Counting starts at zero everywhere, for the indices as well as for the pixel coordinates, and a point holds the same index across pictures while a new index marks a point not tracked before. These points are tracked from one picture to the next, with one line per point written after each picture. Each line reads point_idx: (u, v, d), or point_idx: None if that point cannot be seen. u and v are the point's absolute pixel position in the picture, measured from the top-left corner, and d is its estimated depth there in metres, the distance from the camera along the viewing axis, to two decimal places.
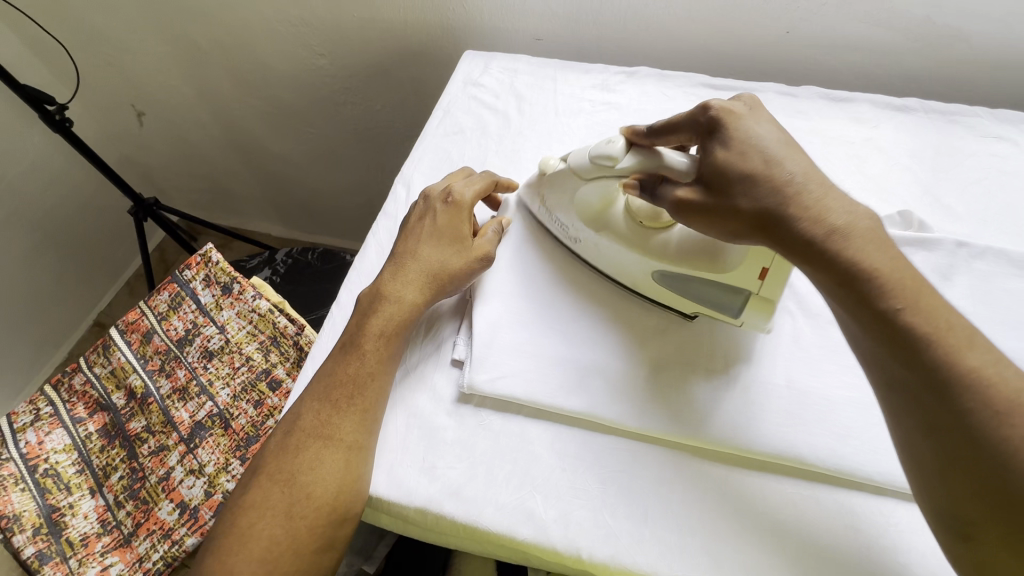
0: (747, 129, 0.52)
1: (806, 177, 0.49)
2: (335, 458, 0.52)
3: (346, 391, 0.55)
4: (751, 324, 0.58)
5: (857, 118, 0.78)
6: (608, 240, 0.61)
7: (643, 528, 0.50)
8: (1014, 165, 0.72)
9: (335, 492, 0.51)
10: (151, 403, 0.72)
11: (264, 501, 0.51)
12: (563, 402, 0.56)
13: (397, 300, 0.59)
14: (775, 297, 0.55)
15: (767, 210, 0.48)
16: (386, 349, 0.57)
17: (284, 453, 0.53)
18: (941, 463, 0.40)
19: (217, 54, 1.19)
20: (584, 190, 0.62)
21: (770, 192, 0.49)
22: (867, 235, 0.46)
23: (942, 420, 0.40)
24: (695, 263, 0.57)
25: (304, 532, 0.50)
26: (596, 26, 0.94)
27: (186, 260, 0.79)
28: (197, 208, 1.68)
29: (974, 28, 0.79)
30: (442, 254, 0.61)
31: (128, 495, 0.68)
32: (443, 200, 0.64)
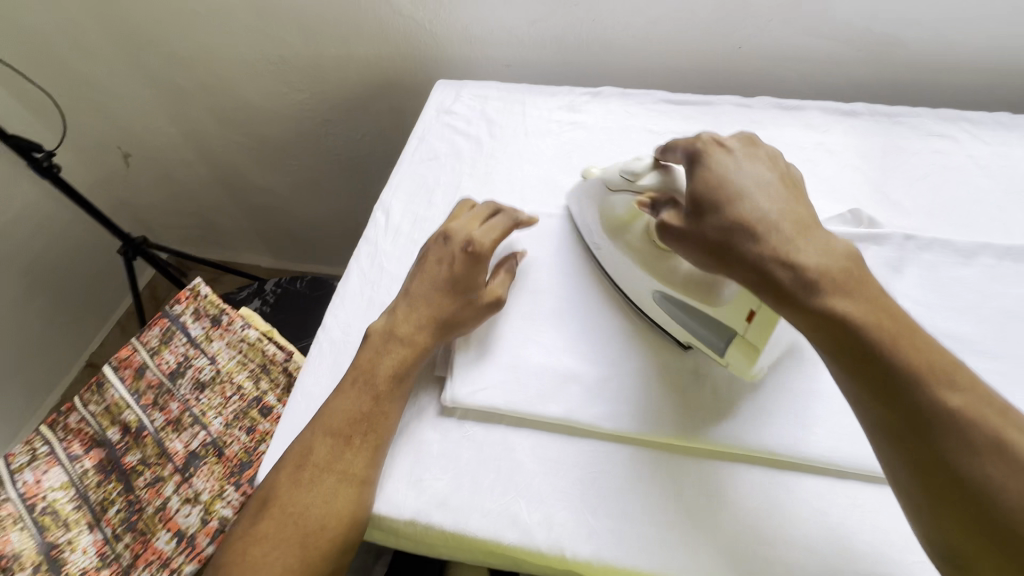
0: (735, 166, 0.53)
1: (778, 216, 0.49)
2: (348, 493, 0.54)
3: (358, 428, 0.56)
4: (736, 366, 0.57)
5: (809, 124, 0.83)
6: (621, 254, 0.63)
7: (624, 524, 0.53)
8: (956, 161, 0.77)
9: (346, 525, 0.53)
10: (147, 435, 0.73)
11: (278, 531, 0.53)
12: (542, 409, 0.58)
13: (409, 341, 0.60)
14: (761, 345, 0.54)
15: (732, 241, 0.49)
16: (397, 389, 0.59)
17: (296, 486, 0.54)
18: (932, 500, 0.41)
19: (200, 95, 1.23)
20: (613, 200, 0.65)
21: (732, 224, 0.49)
22: (840, 277, 0.46)
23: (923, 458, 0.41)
24: (690, 293, 0.57)
25: (316, 560, 0.52)
26: (561, 51, 0.99)
27: (176, 295, 0.81)
28: (186, 244, 1.71)
29: (911, 34, 0.84)
30: (454, 303, 0.62)
31: (127, 527, 0.70)
32: (463, 247, 0.64)
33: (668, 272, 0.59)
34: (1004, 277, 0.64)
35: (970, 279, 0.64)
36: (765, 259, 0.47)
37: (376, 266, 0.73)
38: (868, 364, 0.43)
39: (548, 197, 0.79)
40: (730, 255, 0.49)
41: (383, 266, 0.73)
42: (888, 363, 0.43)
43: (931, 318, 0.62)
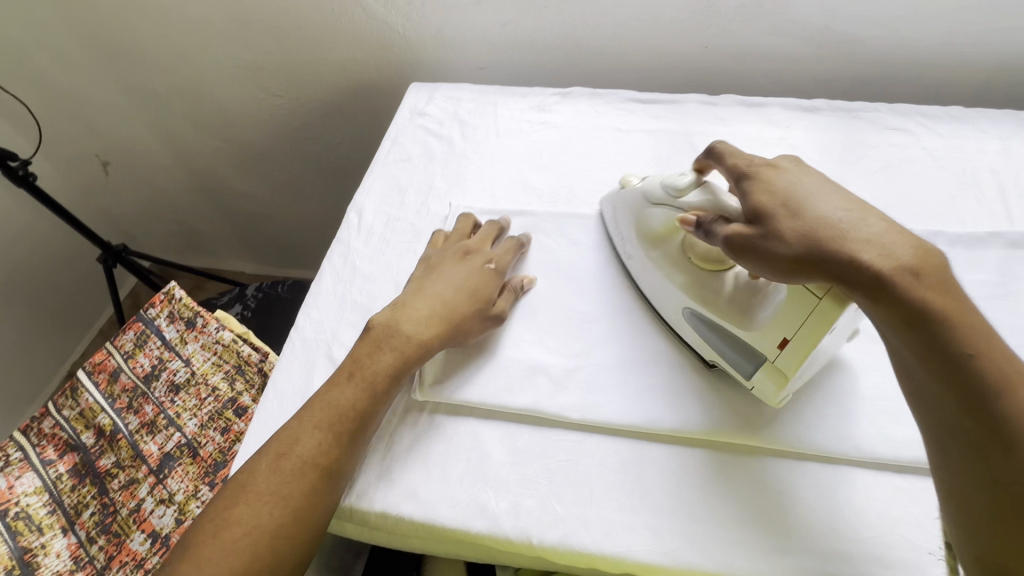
0: (792, 178, 0.52)
1: (852, 217, 0.47)
2: (327, 488, 0.53)
3: (347, 424, 0.55)
4: (761, 390, 0.56)
5: (771, 121, 0.85)
6: (654, 264, 0.63)
7: (588, 509, 0.54)
8: (911, 153, 0.79)
9: (318, 521, 0.52)
10: (121, 438, 0.74)
11: (253, 518, 0.50)
12: (509, 400, 0.60)
13: (411, 341, 0.59)
14: (790, 373, 0.53)
15: (816, 246, 0.46)
16: (392, 390, 0.58)
17: (276, 474, 0.52)
18: (994, 506, 0.40)
19: (178, 101, 1.24)
20: (651, 212, 0.64)
21: (806, 228, 0.47)
22: (930, 271, 0.43)
23: (997, 464, 0.39)
24: (724, 313, 0.57)
25: (284, 553, 0.49)
26: (533, 53, 1.01)
27: (150, 299, 0.82)
28: (168, 252, 1.69)
29: (868, 32, 0.87)
30: (467, 307, 0.62)
31: (100, 530, 0.70)
32: (487, 264, 0.66)
33: (703, 290, 0.58)
34: (957, 263, 0.66)
35: None
36: (852, 260, 0.44)
37: (349, 266, 0.74)
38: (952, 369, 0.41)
39: (518, 195, 0.80)
40: (809, 258, 0.46)
41: (356, 265, 0.74)
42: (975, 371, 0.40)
43: None
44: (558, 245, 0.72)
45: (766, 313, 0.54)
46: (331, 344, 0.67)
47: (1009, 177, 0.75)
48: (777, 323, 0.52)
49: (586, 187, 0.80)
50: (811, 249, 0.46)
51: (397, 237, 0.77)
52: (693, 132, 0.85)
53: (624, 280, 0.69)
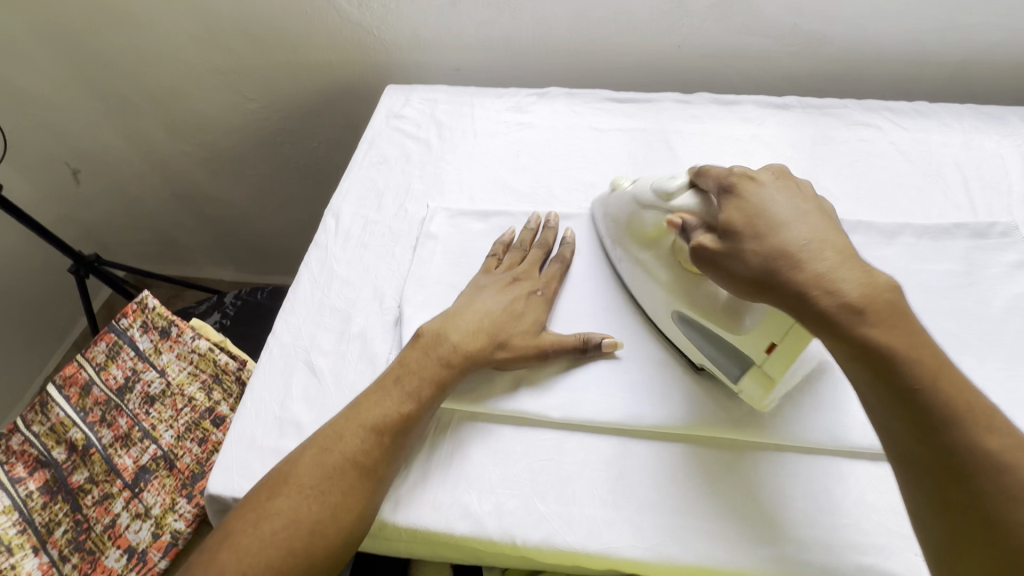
0: (764, 196, 0.53)
1: (813, 242, 0.48)
2: (366, 488, 0.52)
3: (391, 425, 0.54)
4: (749, 394, 0.56)
5: (744, 118, 0.86)
6: (643, 267, 0.63)
7: (571, 508, 0.54)
8: (879, 148, 0.81)
9: (355, 519, 0.51)
10: (94, 452, 0.72)
11: (293, 511, 0.50)
12: (490, 402, 0.60)
13: (460, 353, 0.59)
14: (775, 375, 0.54)
15: (773, 270, 0.48)
16: (438, 398, 0.57)
17: (320, 469, 0.52)
18: (946, 532, 0.40)
19: (150, 106, 1.21)
20: (642, 214, 0.64)
21: (764, 250, 0.49)
22: (882, 307, 0.44)
23: (944, 487, 0.40)
24: (710, 316, 0.56)
25: (319, 551, 0.49)
26: (509, 54, 1.01)
27: (123, 309, 0.80)
28: (143, 260, 1.63)
29: (835, 30, 0.89)
30: (516, 326, 0.62)
31: (74, 548, 0.68)
32: (534, 291, 0.65)
33: (690, 293, 0.58)
34: (924, 254, 0.68)
35: (893, 257, 0.68)
36: (802, 287, 0.46)
37: (326, 271, 0.74)
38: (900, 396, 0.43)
39: (497, 196, 0.80)
40: (765, 281, 0.48)
41: (334, 270, 0.74)
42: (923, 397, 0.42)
43: None
44: None
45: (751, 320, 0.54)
46: (309, 351, 0.66)
47: (972, 169, 0.77)
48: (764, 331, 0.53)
49: (564, 186, 0.80)
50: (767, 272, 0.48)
51: (375, 241, 0.76)
52: (668, 130, 0.86)
53: (603, 277, 0.69)
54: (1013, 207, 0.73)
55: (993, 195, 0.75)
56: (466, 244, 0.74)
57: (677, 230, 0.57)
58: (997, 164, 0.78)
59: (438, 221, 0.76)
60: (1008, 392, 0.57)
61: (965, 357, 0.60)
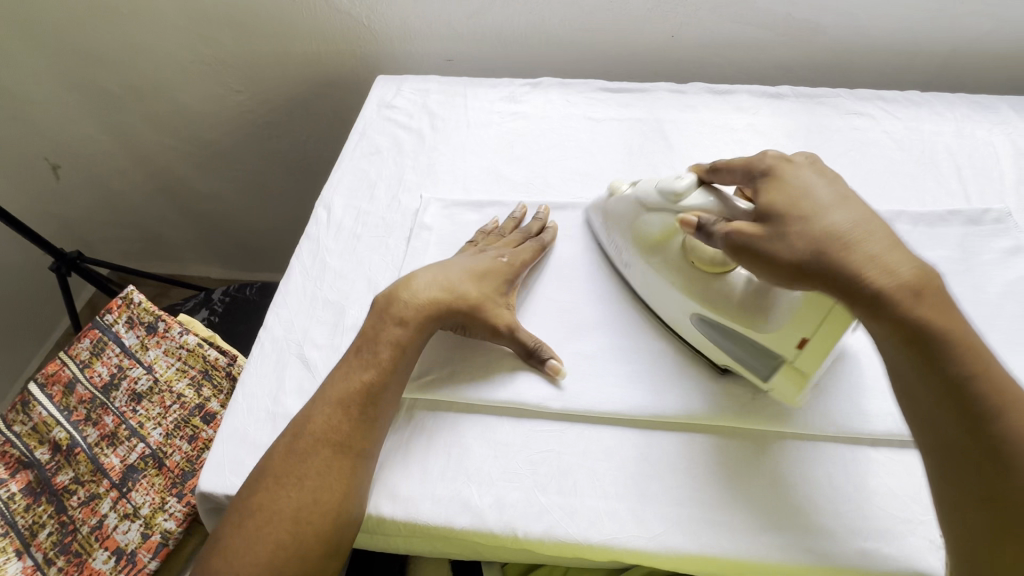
0: (800, 180, 0.52)
1: (858, 227, 0.47)
2: (344, 465, 0.51)
3: (357, 398, 0.54)
4: (781, 391, 0.56)
5: (739, 107, 0.86)
6: (654, 272, 0.61)
7: (573, 499, 0.53)
8: (872, 136, 0.81)
9: (340, 497, 0.50)
10: (79, 452, 0.70)
11: (272, 504, 0.49)
12: (489, 393, 0.59)
13: (414, 309, 0.58)
14: (809, 371, 0.53)
15: (821, 251, 0.46)
16: (401, 360, 0.56)
17: (292, 456, 0.51)
18: (965, 514, 0.42)
19: (132, 99, 1.18)
20: (647, 217, 0.62)
21: (812, 236, 0.47)
22: (930, 294, 0.44)
23: (970, 474, 0.42)
24: (734, 317, 0.55)
25: (309, 538, 0.48)
26: (501, 43, 0.99)
27: (107, 304, 0.78)
28: (128, 258, 1.58)
29: (827, 19, 0.89)
30: (474, 286, 0.60)
31: (59, 550, 0.65)
32: (498, 258, 0.64)
33: (709, 293, 0.57)
34: (920, 240, 0.68)
35: None
36: (862, 272, 0.45)
37: (318, 263, 0.72)
38: (947, 388, 0.43)
39: (492, 186, 0.79)
40: (814, 269, 0.46)
41: (326, 262, 0.72)
42: (971, 393, 0.42)
43: None
44: None
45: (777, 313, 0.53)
46: (302, 344, 0.64)
47: (964, 157, 0.78)
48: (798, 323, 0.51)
49: (560, 176, 0.79)
50: (817, 259, 0.46)
51: (368, 232, 0.75)
52: (663, 119, 0.85)
53: (601, 267, 0.69)
54: (1005, 194, 0.73)
55: (985, 182, 0.75)
56: (461, 235, 0.72)
57: (693, 230, 0.54)
58: (989, 152, 0.78)
59: (432, 212, 0.75)
60: None
61: None
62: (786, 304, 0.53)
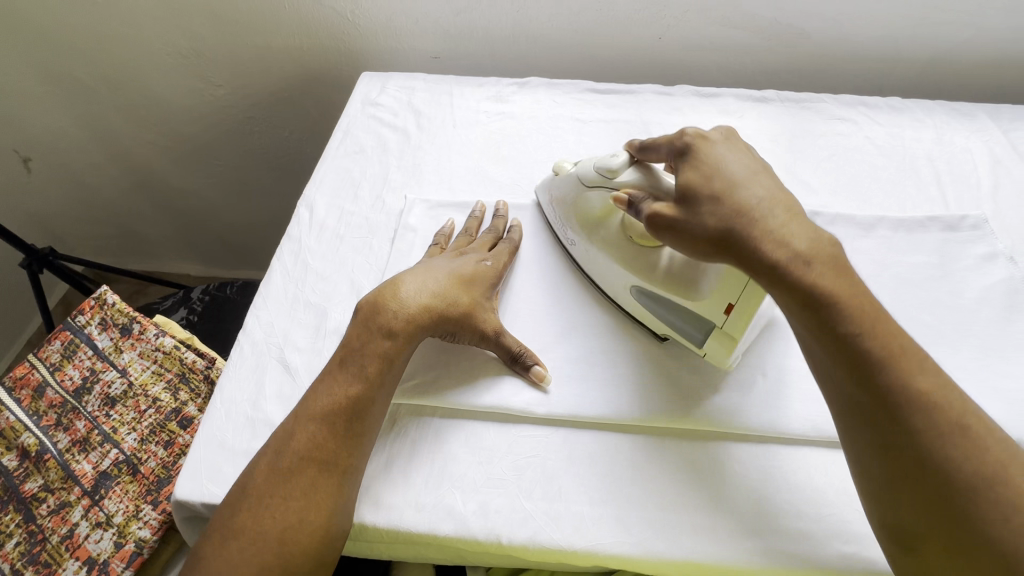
0: (716, 155, 0.53)
1: (766, 203, 0.49)
2: (330, 483, 0.50)
3: (342, 413, 0.52)
4: (714, 356, 0.58)
5: (725, 110, 0.86)
6: (597, 248, 0.63)
7: (558, 505, 0.53)
8: (855, 142, 0.82)
9: (326, 516, 0.49)
10: (49, 459, 0.67)
11: (255, 525, 0.47)
12: (473, 398, 0.58)
13: (403, 319, 0.56)
14: (738, 335, 0.56)
15: (729, 230, 0.48)
16: (388, 371, 0.55)
17: (275, 476, 0.50)
18: (883, 488, 0.43)
19: (107, 91, 1.15)
20: (589, 195, 0.64)
21: (727, 218, 0.48)
22: (829, 261, 0.46)
23: (887, 447, 0.43)
24: (669, 286, 0.58)
25: (295, 558, 0.47)
26: (489, 41, 0.98)
27: (79, 305, 0.76)
28: (102, 255, 1.53)
29: (812, 25, 0.90)
30: (464, 291, 0.59)
31: (26, 561, 0.63)
32: (484, 261, 0.63)
33: (645, 269, 0.59)
34: (899, 246, 0.69)
35: (869, 251, 0.69)
36: (760, 247, 0.47)
37: (300, 264, 0.71)
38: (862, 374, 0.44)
39: (478, 187, 0.78)
40: (724, 244, 0.48)
41: (308, 263, 0.70)
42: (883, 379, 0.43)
43: None
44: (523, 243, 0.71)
45: (708, 282, 0.56)
46: (283, 348, 0.63)
47: (943, 163, 0.79)
48: (722, 288, 0.55)
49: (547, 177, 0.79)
50: (730, 235, 0.48)
51: (351, 233, 0.74)
52: (650, 121, 0.85)
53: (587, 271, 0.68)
54: (982, 201, 0.75)
55: (963, 188, 0.76)
56: None
57: (625, 207, 0.56)
58: (967, 159, 0.80)
59: (417, 213, 0.74)
60: (979, 380, 0.59)
61: (939, 347, 0.61)
62: (715, 274, 0.55)
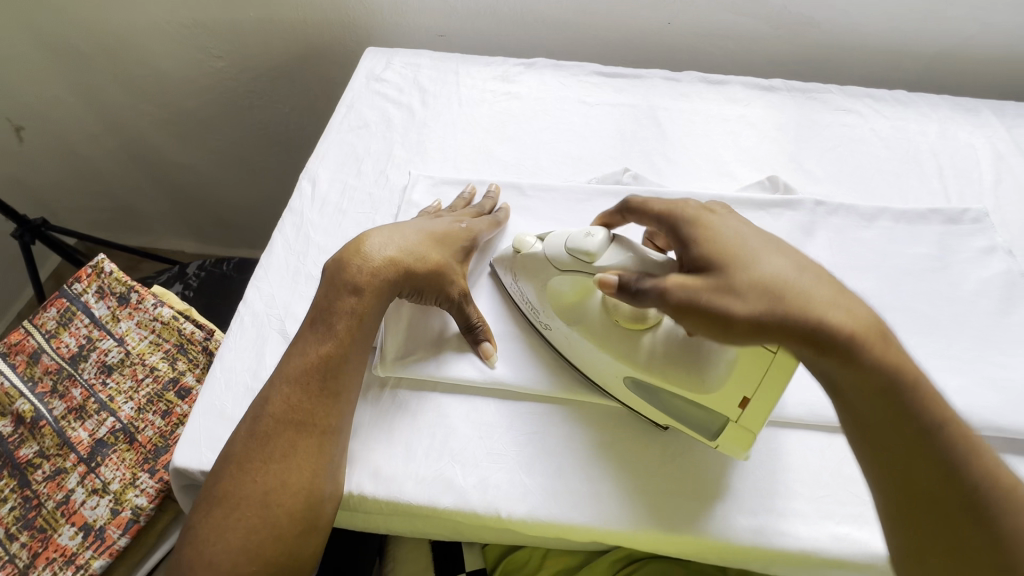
0: (721, 226, 0.47)
1: (798, 273, 0.43)
2: (309, 443, 0.49)
3: (315, 374, 0.52)
4: (728, 448, 0.52)
5: (732, 98, 0.86)
6: (580, 335, 0.55)
7: (557, 481, 0.53)
8: (861, 134, 0.83)
9: (310, 477, 0.48)
10: (44, 425, 0.67)
11: (238, 491, 0.47)
12: (472, 373, 0.58)
13: (367, 274, 0.55)
14: (755, 429, 0.50)
15: (773, 306, 0.41)
16: (358, 329, 0.54)
17: (253, 440, 0.49)
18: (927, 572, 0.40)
19: (104, 60, 1.12)
20: (557, 278, 0.56)
21: (766, 294, 0.42)
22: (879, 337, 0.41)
23: (941, 537, 0.39)
24: (673, 380, 0.50)
25: (281, 520, 0.47)
26: (496, 21, 0.97)
27: (76, 273, 0.75)
28: (96, 228, 1.51)
29: (822, 14, 0.90)
30: (432, 249, 0.58)
31: (21, 526, 0.62)
32: (455, 223, 0.63)
33: (636, 354, 0.52)
34: (901, 237, 0.70)
35: (872, 241, 0.69)
36: (818, 324, 0.40)
37: (302, 237, 0.70)
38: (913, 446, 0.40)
39: (482, 166, 0.78)
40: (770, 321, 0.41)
41: (310, 236, 0.70)
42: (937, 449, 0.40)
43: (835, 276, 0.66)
44: (528, 223, 0.70)
45: (715, 373, 0.49)
46: (284, 319, 0.63)
47: (946, 157, 0.80)
48: (734, 382, 0.48)
49: (552, 158, 0.78)
50: (782, 322, 0.41)
51: (354, 208, 0.73)
52: (656, 107, 0.85)
53: None
54: (983, 196, 0.75)
55: (965, 183, 0.77)
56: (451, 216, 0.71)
57: (614, 291, 0.47)
58: (970, 154, 0.80)
59: (422, 189, 0.73)
60: (975, 370, 0.60)
61: (936, 337, 0.62)
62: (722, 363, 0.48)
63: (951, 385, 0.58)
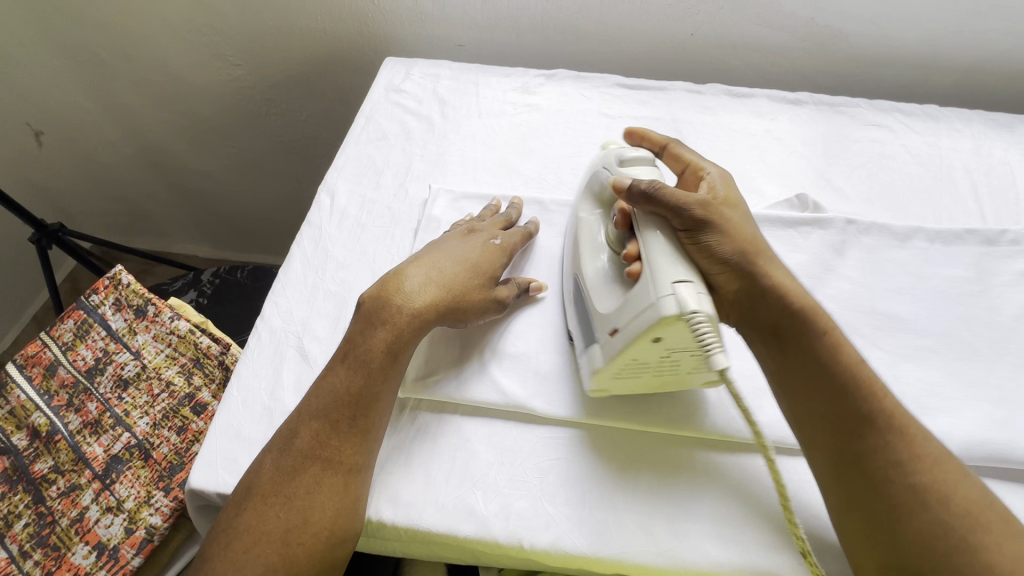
0: (735, 197, 0.55)
1: (757, 240, 0.52)
2: (334, 482, 0.48)
3: (344, 411, 0.50)
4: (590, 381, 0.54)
5: (757, 112, 0.84)
6: (583, 247, 0.58)
7: (581, 510, 0.52)
8: (892, 150, 0.80)
9: (333, 516, 0.47)
10: (59, 440, 0.66)
11: (259, 524, 0.46)
12: (495, 397, 0.57)
13: (407, 316, 0.54)
14: (607, 364, 0.51)
15: (735, 261, 0.50)
16: (393, 366, 0.53)
17: (278, 475, 0.48)
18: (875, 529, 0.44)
19: (122, 66, 1.12)
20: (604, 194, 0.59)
21: (736, 249, 0.51)
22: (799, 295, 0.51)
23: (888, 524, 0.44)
24: (595, 303, 0.53)
25: (301, 559, 0.45)
26: (516, 32, 0.96)
27: (93, 285, 0.75)
28: (112, 233, 1.51)
29: (850, 27, 0.87)
30: (471, 282, 0.58)
31: (35, 543, 0.62)
32: (490, 242, 0.62)
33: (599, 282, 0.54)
34: (936, 258, 0.67)
35: (905, 262, 0.67)
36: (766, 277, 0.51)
37: (320, 252, 0.69)
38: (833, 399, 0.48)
39: (503, 180, 0.77)
40: (732, 269, 0.51)
41: (328, 251, 0.69)
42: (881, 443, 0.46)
43: (868, 299, 0.64)
44: (550, 238, 0.69)
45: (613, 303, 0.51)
46: (302, 336, 0.62)
47: (980, 175, 0.77)
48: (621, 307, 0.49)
49: (574, 172, 0.77)
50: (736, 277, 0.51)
51: (373, 222, 0.72)
52: (680, 120, 0.83)
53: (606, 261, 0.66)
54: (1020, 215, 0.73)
55: (1001, 202, 0.75)
56: None
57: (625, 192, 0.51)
58: (1005, 171, 0.77)
59: (441, 205, 0.71)
60: (1017, 400, 0.57)
61: (975, 364, 0.60)
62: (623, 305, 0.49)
63: (993, 416, 0.56)
